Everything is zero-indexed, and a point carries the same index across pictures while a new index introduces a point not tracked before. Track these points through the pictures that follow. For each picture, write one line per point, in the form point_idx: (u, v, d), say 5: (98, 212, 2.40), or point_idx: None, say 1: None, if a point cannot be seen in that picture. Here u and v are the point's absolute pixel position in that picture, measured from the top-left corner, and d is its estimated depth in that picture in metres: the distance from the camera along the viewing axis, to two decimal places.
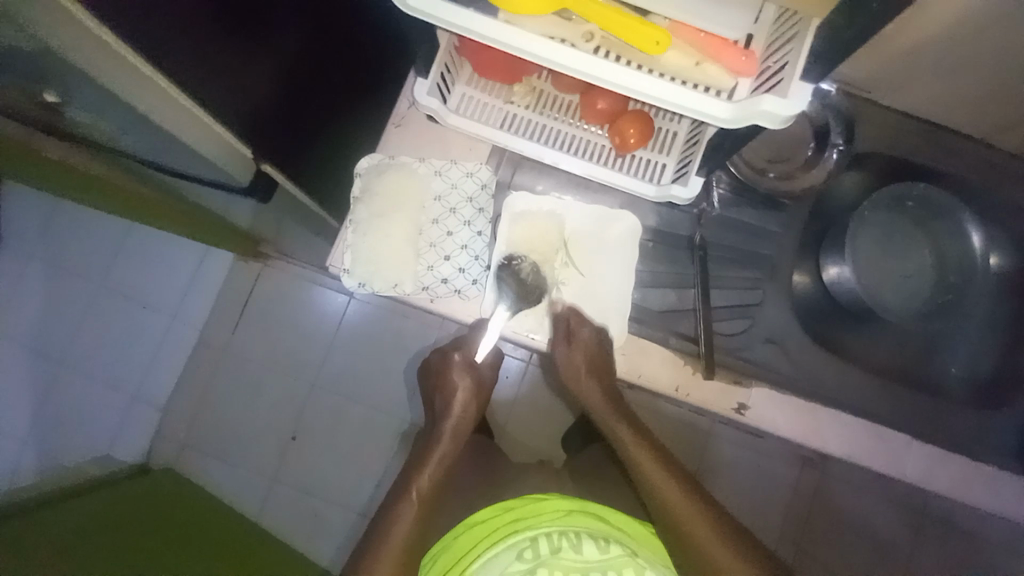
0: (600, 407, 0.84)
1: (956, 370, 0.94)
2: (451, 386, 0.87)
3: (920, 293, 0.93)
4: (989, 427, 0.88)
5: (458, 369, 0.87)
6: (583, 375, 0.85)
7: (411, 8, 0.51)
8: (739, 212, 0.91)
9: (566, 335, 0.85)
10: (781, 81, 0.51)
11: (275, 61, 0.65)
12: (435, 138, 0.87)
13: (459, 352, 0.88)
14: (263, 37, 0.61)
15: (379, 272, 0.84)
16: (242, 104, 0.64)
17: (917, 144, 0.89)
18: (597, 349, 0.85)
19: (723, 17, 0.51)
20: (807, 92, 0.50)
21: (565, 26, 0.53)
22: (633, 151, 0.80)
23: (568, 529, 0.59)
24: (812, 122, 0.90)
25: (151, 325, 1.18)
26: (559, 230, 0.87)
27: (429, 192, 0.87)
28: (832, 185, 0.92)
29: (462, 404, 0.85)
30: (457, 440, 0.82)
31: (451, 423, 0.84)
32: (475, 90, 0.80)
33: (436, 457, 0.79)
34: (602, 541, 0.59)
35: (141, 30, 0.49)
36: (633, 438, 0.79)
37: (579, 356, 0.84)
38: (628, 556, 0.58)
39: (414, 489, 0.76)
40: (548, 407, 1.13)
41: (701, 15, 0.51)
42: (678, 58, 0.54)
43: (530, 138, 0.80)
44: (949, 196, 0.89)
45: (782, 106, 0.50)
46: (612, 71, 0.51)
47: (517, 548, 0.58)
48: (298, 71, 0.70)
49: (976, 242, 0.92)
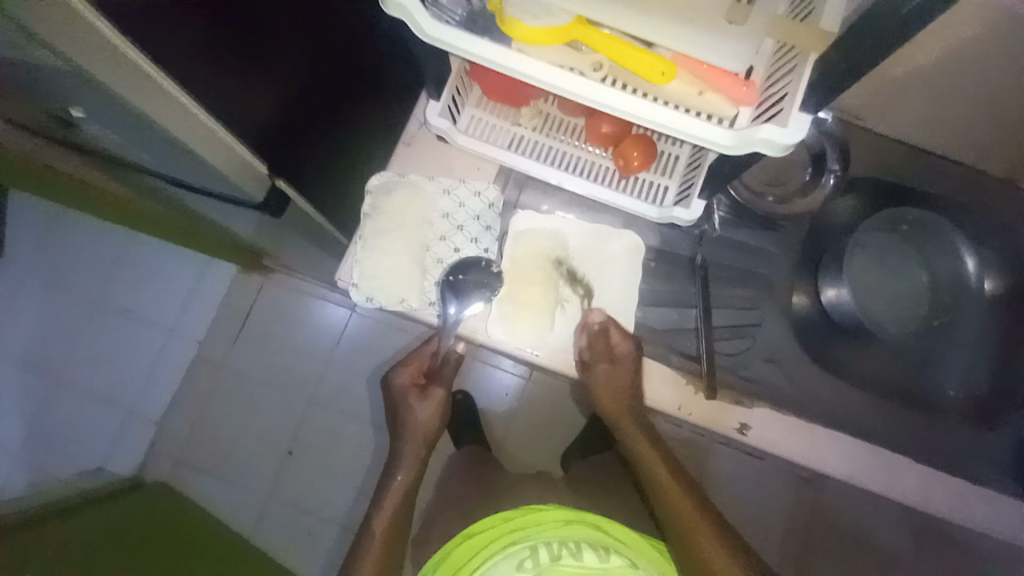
0: (625, 398, 0.81)
1: (954, 392, 0.92)
2: (416, 414, 0.83)
3: (918, 312, 0.94)
4: (992, 448, 0.88)
5: (412, 394, 0.84)
6: (619, 387, 0.80)
7: (426, 35, 0.53)
8: (739, 232, 0.91)
9: (609, 351, 0.80)
10: (779, 111, 0.53)
11: (293, 83, 0.68)
12: (443, 157, 0.84)
13: (408, 367, 0.85)
14: (285, 58, 0.64)
15: (386, 287, 0.80)
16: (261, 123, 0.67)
17: (913, 168, 0.92)
18: (631, 361, 0.80)
19: (726, 51, 0.53)
20: (805, 123, 0.52)
21: (574, 56, 0.56)
22: (636, 173, 0.82)
23: (569, 537, 0.60)
24: (808, 149, 0.92)
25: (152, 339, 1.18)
26: (563, 249, 0.86)
27: (436, 209, 0.84)
28: (828, 209, 0.93)
29: (425, 422, 0.83)
30: (419, 447, 0.81)
31: (410, 446, 0.82)
32: (482, 112, 0.83)
33: (397, 483, 0.79)
34: (602, 550, 0.59)
35: (159, 37, 0.51)
36: (647, 446, 0.79)
37: (598, 376, 0.80)
38: (628, 566, 0.58)
39: (381, 516, 0.76)
40: (544, 420, 1.13)
41: (703, 48, 0.53)
42: (682, 87, 0.56)
43: (536, 159, 0.82)
44: (936, 217, 0.93)
45: (781, 135, 0.52)
46: (617, 99, 0.53)
47: (518, 558, 0.59)
48: (314, 92, 0.73)
49: (970, 264, 0.93)
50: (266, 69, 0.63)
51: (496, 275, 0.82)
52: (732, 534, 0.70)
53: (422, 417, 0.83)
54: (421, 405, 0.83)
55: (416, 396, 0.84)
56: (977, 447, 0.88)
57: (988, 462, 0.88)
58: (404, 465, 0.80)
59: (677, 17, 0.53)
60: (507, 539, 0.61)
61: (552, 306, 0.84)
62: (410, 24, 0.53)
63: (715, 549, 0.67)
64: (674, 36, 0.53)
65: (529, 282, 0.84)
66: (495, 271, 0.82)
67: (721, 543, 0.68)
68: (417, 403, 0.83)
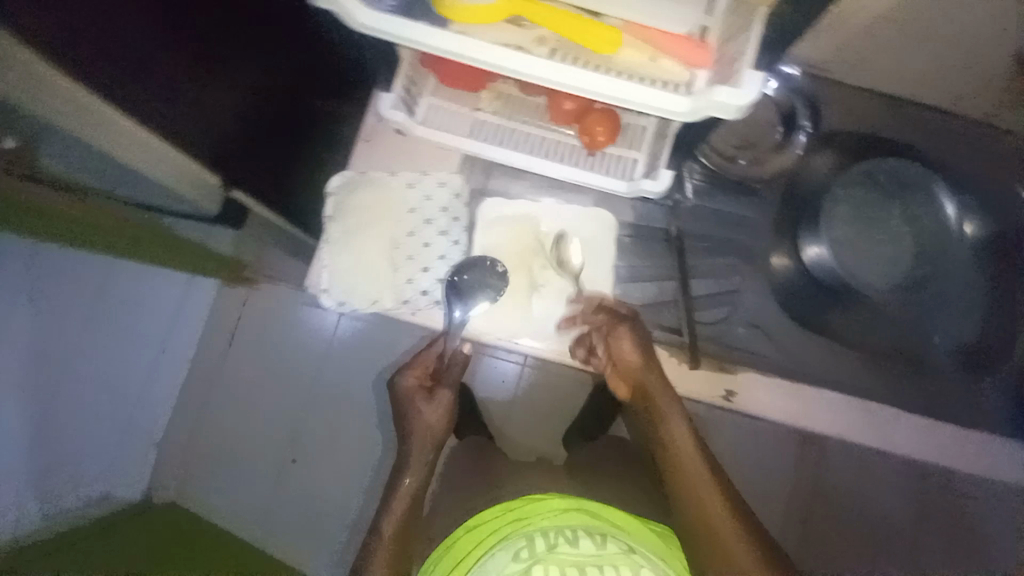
0: (646, 377, 0.74)
1: (942, 342, 0.91)
2: (422, 416, 0.76)
3: (900, 264, 0.92)
4: (982, 390, 0.89)
5: (417, 396, 0.77)
6: (638, 364, 0.74)
7: (359, 25, 0.50)
8: (716, 201, 0.90)
9: (613, 317, 0.76)
10: (732, 73, 0.51)
11: (240, 82, 0.66)
12: (404, 152, 0.81)
13: (413, 370, 0.79)
14: (227, 57, 0.62)
15: (358, 289, 0.78)
16: (206, 130, 0.64)
17: (889, 121, 0.90)
18: (642, 336, 0.77)
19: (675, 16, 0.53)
20: (760, 81, 0.50)
21: (517, 33, 0.53)
22: (603, 149, 0.80)
23: (565, 526, 0.59)
24: (779, 109, 0.89)
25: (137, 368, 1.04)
26: (536, 233, 0.83)
27: (402, 205, 0.80)
28: (805, 167, 0.90)
29: (434, 421, 0.76)
30: (426, 447, 0.75)
31: (417, 448, 0.75)
32: (441, 99, 0.81)
33: (405, 486, 0.74)
34: (598, 537, 0.58)
35: (91, 55, 0.47)
36: (680, 432, 0.71)
37: (625, 347, 0.75)
38: (624, 553, 0.57)
39: (389, 520, 0.72)
40: (540, 406, 1.13)
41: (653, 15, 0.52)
42: (634, 55, 0.53)
43: (499, 144, 0.80)
44: (918, 166, 0.90)
45: (734, 97, 0.49)
46: (565, 73, 0.51)
47: (512, 550, 0.57)
48: (261, 91, 0.71)
49: (949, 210, 0.92)
50: (210, 68, 0.60)
51: (503, 277, 0.79)
52: (758, 533, 0.63)
53: (430, 418, 0.76)
54: (427, 407, 0.76)
55: (422, 398, 0.77)
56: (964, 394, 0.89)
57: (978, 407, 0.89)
58: (413, 468, 0.74)
59: None
60: (505, 529, 0.61)
61: (523, 292, 0.80)
62: (341, 15, 0.50)
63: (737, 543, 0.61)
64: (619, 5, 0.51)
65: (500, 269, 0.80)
66: (499, 272, 0.79)
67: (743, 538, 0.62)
68: (423, 405, 0.76)
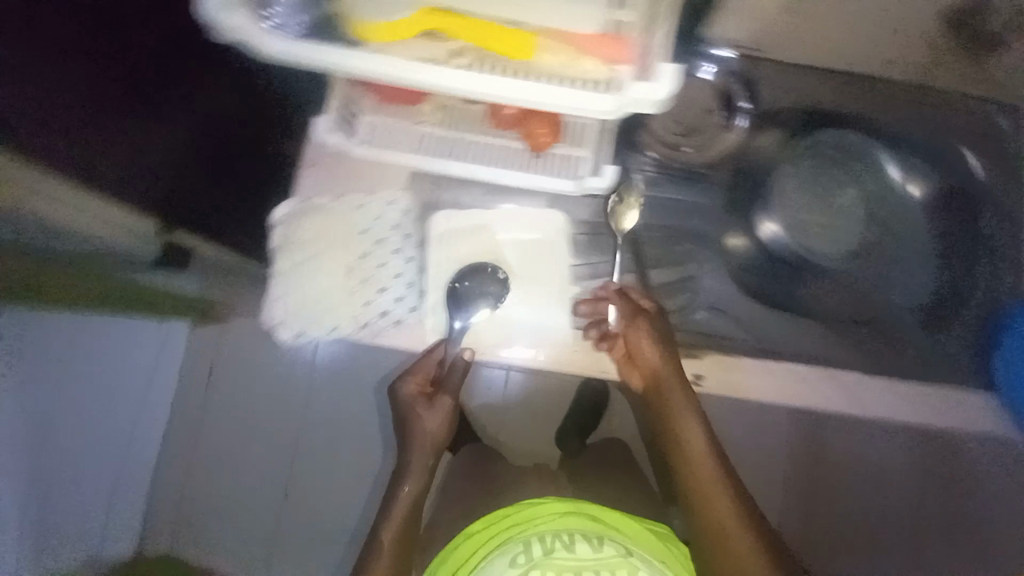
0: (661, 370, 0.73)
1: (901, 303, 0.91)
2: (423, 423, 0.73)
3: (854, 232, 0.93)
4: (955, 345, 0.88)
5: (420, 401, 0.74)
6: (654, 356, 0.74)
7: (270, 53, 0.50)
8: (668, 189, 0.88)
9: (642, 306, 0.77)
10: (650, 66, 0.51)
11: (180, 120, 0.63)
12: (349, 174, 0.79)
13: (413, 375, 0.75)
14: (164, 99, 0.60)
15: (312, 318, 0.78)
16: (149, 179, 0.62)
17: (834, 94, 0.88)
18: (662, 327, 0.76)
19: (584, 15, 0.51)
20: (676, 75, 0.50)
21: (433, 46, 0.52)
22: (549, 149, 0.79)
23: (563, 530, 0.59)
24: (716, 90, 0.88)
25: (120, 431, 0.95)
26: (488, 244, 0.82)
27: (352, 228, 0.79)
28: (753, 146, 0.89)
29: (438, 426, 0.73)
30: (426, 454, 0.72)
31: (416, 455, 0.73)
32: (380, 116, 0.77)
33: (404, 495, 0.72)
34: (596, 541, 0.58)
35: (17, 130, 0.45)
36: (702, 456, 0.70)
37: (649, 356, 0.74)
38: (622, 556, 0.57)
39: (388, 528, 0.70)
40: (532, 413, 1.06)
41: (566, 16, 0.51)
42: (556, 57, 0.53)
43: (445, 157, 0.79)
44: (856, 136, 0.91)
45: (652, 91, 0.50)
46: (486, 83, 0.50)
47: (511, 555, 0.58)
48: (207, 125, 0.67)
49: (894, 173, 0.92)
50: (144, 113, 0.58)
51: (505, 284, 0.80)
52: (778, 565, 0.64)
53: (432, 426, 0.73)
54: (429, 414, 0.73)
55: (422, 406, 0.74)
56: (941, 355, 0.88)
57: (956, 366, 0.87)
58: (410, 477, 0.72)
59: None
60: (502, 535, 0.61)
61: (480, 303, 0.79)
62: (250, 45, 0.49)
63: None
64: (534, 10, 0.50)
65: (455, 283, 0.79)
66: (497, 276, 0.79)
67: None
68: (424, 412, 0.73)
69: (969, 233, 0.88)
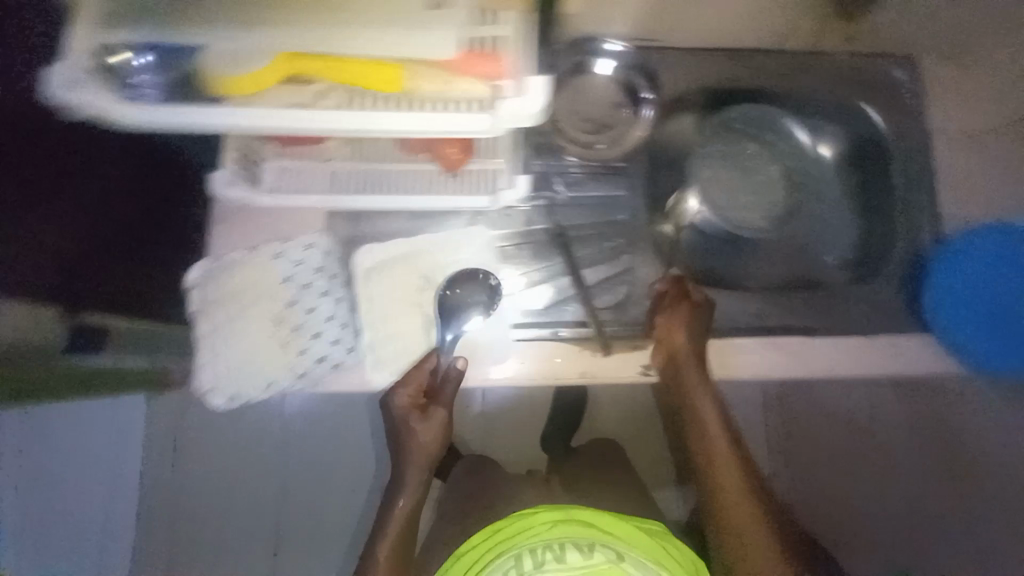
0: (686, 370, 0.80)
1: (833, 259, 0.95)
2: (416, 436, 0.75)
3: (776, 198, 0.97)
4: (894, 294, 0.88)
5: (410, 414, 0.75)
6: (682, 351, 0.80)
7: (128, 120, 0.47)
8: (594, 187, 0.87)
9: (675, 300, 0.83)
10: (518, 80, 0.50)
11: (77, 203, 0.59)
12: (262, 224, 0.78)
13: (406, 385, 0.74)
14: (58, 185, 0.56)
15: (245, 377, 0.75)
16: (46, 268, 0.58)
17: (733, 71, 0.90)
18: (691, 317, 0.81)
19: (433, 40, 0.48)
20: (546, 85, 0.50)
21: (301, 91, 0.51)
22: (464, 166, 0.79)
23: (553, 540, 0.63)
24: (619, 84, 0.89)
25: (93, 501, 0.83)
26: (418, 271, 0.81)
27: (274, 279, 0.77)
28: (666, 133, 0.91)
29: (430, 438, 0.76)
30: (421, 468, 0.77)
31: (411, 467, 0.77)
32: (284, 160, 0.76)
33: (399, 509, 0.77)
34: (586, 549, 0.61)
35: None
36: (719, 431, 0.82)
37: (676, 332, 0.80)
38: (612, 561, 0.61)
39: (387, 540, 0.77)
40: (520, 420, 1.11)
41: (417, 44, 0.47)
42: (429, 82, 0.50)
43: (359, 192, 0.78)
44: (761, 107, 0.95)
45: (524, 107, 0.49)
46: (360, 122, 0.50)
47: (504, 570, 0.62)
48: (110, 201, 0.64)
49: (801, 137, 0.96)
50: (29, 205, 0.54)
51: (496, 290, 0.81)
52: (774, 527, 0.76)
53: (424, 437, 0.75)
54: (421, 426, 0.75)
55: (415, 419, 0.75)
56: (884, 305, 0.88)
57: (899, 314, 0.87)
58: (406, 489, 0.78)
59: (374, 18, 0.47)
60: (495, 552, 0.64)
61: (417, 331, 0.79)
62: (104, 117, 0.47)
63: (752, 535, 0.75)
64: (389, 42, 0.47)
65: (389, 313, 0.79)
66: (490, 285, 0.81)
67: (758, 532, 0.75)
68: (418, 426, 0.75)
69: (880, 183, 0.92)
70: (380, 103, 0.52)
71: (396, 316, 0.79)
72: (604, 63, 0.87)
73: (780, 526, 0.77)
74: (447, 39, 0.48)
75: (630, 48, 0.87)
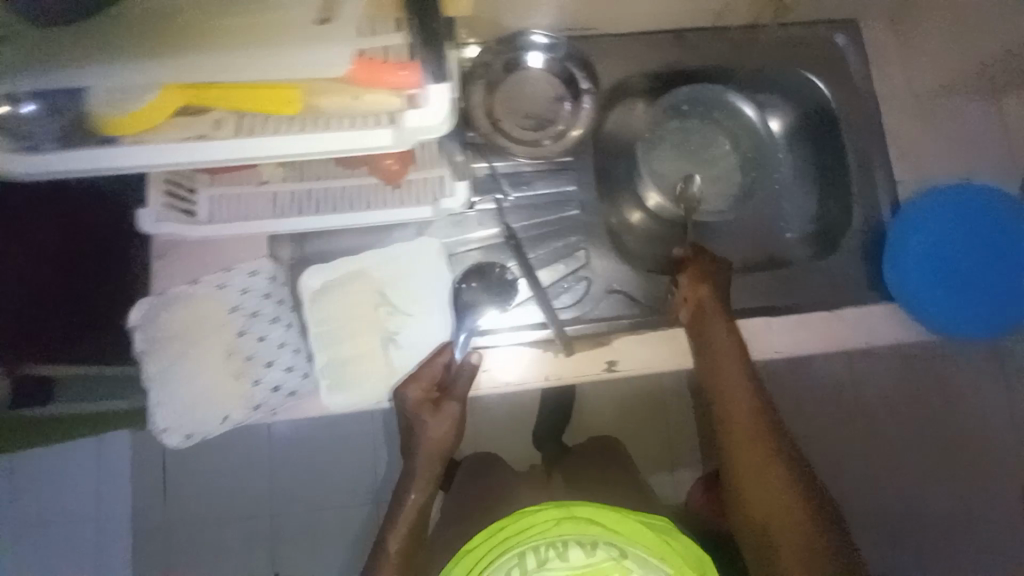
0: (711, 336, 0.75)
1: (793, 233, 0.95)
2: (428, 430, 0.71)
3: (733, 176, 0.94)
4: (853, 263, 0.88)
5: (421, 407, 0.72)
6: (704, 316, 0.77)
7: (26, 173, 0.46)
8: (543, 186, 0.86)
9: (700, 268, 0.81)
10: (420, 90, 0.48)
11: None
12: (202, 257, 0.76)
13: (416, 381, 0.72)
14: None
15: (197, 415, 0.72)
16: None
17: (672, 53, 0.87)
18: (715, 284, 0.80)
19: (321, 56, 0.44)
20: (449, 96, 0.48)
21: (200, 120, 0.49)
22: (405, 178, 0.77)
23: (556, 538, 0.58)
24: (557, 77, 0.87)
25: (92, 503, 1.07)
26: (368, 288, 0.79)
27: (221, 309, 0.74)
28: (608, 123, 0.91)
29: (444, 432, 0.72)
30: (432, 463, 0.72)
31: (422, 462, 0.72)
32: (221, 187, 0.76)
33: (409, 505, 0.71)
34: (588, 547, 0.58)
35: None
36: (743, 409, 0.72)
37: (701, 287, 0.78)
38: (613, 558, 0.58)
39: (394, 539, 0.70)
40: (518, 420, 1.18)
41: (304, 63, 0.44)
42: (335, 99, 0.49)
43: (299, 212, 0.76)
44: (710, 86, 0.90)
45: (429, 117, 0.47)
46: (263, 145, 0.48)
47: (506, 569, 0.58)
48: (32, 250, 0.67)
49: (748, 109, 0.92)
50: None
51: (512, 279, 0.83)
52: (809, 520, 0.65)
53: (434, 433, 0.72)
54: (432, 421, 0.72)
55: (427, 413, 0.72)
56: (842, 275, 0.88)
57: (857, 282, 0.88)
58: (416, 483, 0.72)
59: (260, 42, 0.45)
60: (494, 552, 0.58)
61: (370, 351, 0.77)
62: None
63: (780, 528, 0.65)
64: (276, 63, 0.45)
65: (339, 335, 0.76)
66: (503, 275, 0.83)
67: (794, 526, 0.65)
68: (429, 419, 0.72)
69: (831, 154, 0.91)
70: (284, 126, 0.50)
71: (348, 337, 0.76)
72: (537, 57, 0.85)
73: (824, 521, 0.65)
74: (334, 59, 0.44)
75: (559, 38, 0.84)
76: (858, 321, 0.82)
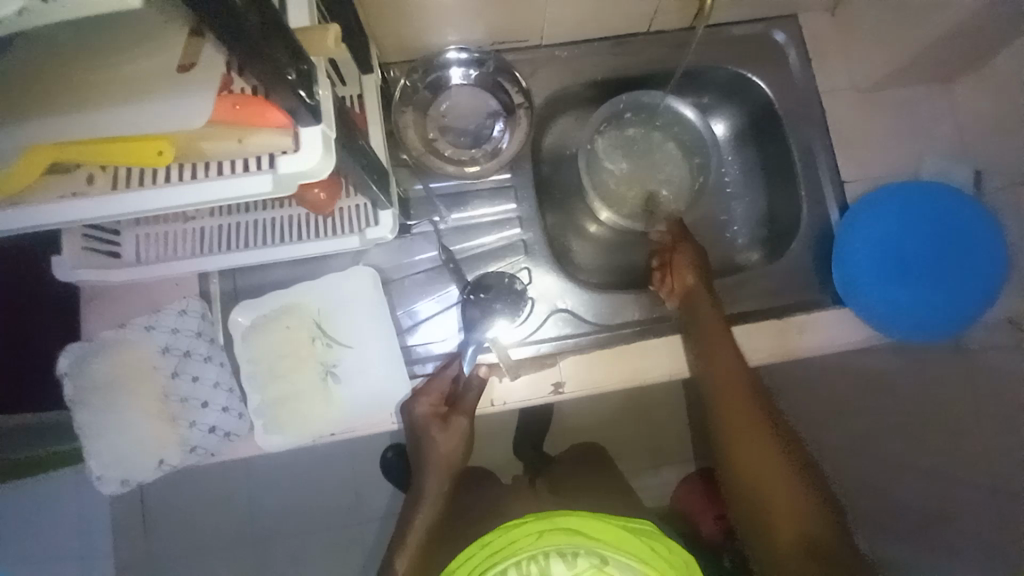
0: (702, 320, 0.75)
1: (741, 236, 0.93)
2: (436, 445, 0.73)
3: (680, 178, 0.92)
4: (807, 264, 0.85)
5: (429, 423, 0.73)
6: (693, 300, 0.77)
7: None
8: (484, 203, 0.85)
9: (686, 256, 0.80)
10: (296, 133, 0.46)
11: None
12: (134, 298, 0.75)
13: (427, 396, 0.74)
14: None
15: (129, 463, 0.72)
16: None
17: (608, 61, 0.85)
18: (704, 271, 0.79)
19: (179, 112, 0.42)
20: (323, 137, 0.47)
21: (67, 178, 0.47)
22: (334, 208, 0.74)
23: (539, 551, 0.57)
24: (489, 92, 0.85)
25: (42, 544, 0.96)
26: (302, 320, 0.78)
27: (151, 352, 0.73)
28: (544, 137, 0.91)
29: (452, 447, 0.74)
30: (442, 478, 0.74)
31: (432, 477, 0.74)
32: (146, 227, 0.74)
33: (418, 521, 0.73)
34: (570, 557, 0.56)
35: None
36: (740, 394, 0.71)
37: (686, 277, 0.79)
38: (595, 566, 0.56)
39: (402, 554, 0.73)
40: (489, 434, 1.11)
41: (163, 118, 0.42)
42: (215, 145, 0.46)
43: (225, 249, 0.73)
44: (649, 91, 0.87)
45: (301, 164, 0.46)
46: (137, 203, 0.47)
47: None
48: None
49: (688, 112, 0.88)
50: None
51: (519, 293, 0.82)
52: (811, 506, 0.63)
53: (442, 448, 0.73)
54: (441, 436, 0.73)
55: (436, 428, 0.73)
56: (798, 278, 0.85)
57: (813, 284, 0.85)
58: (426, 502, 0.74)
59: (121, 99, 0.43)
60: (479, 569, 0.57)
61: (307, 383, 0.76)
62: None
63: (776, 516, 0.63)
64: (126, 121, 0.42)
65: (273, 368, 0.76)
66: (511, 285, 0.82)
67: (795, 515, 0.62)
68: (438, 434, 0.73)
69: (774, 155, 0.90)
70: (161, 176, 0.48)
71: (283, 369, 0.76)
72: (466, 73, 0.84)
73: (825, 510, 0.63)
74: (196, 111, 0.42)
75: (486, 53, 0.82)
76: (806, 323, 0.81)
